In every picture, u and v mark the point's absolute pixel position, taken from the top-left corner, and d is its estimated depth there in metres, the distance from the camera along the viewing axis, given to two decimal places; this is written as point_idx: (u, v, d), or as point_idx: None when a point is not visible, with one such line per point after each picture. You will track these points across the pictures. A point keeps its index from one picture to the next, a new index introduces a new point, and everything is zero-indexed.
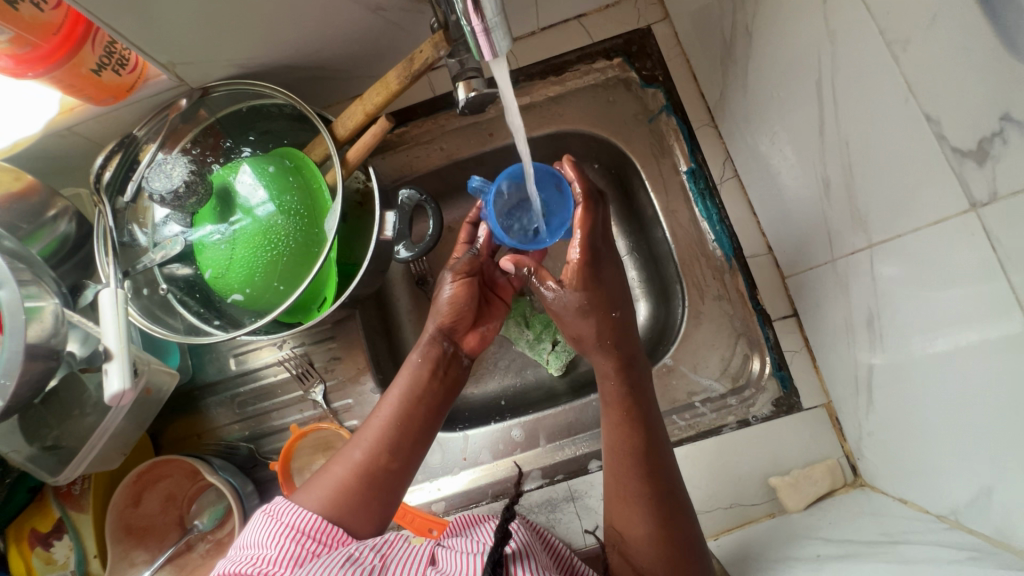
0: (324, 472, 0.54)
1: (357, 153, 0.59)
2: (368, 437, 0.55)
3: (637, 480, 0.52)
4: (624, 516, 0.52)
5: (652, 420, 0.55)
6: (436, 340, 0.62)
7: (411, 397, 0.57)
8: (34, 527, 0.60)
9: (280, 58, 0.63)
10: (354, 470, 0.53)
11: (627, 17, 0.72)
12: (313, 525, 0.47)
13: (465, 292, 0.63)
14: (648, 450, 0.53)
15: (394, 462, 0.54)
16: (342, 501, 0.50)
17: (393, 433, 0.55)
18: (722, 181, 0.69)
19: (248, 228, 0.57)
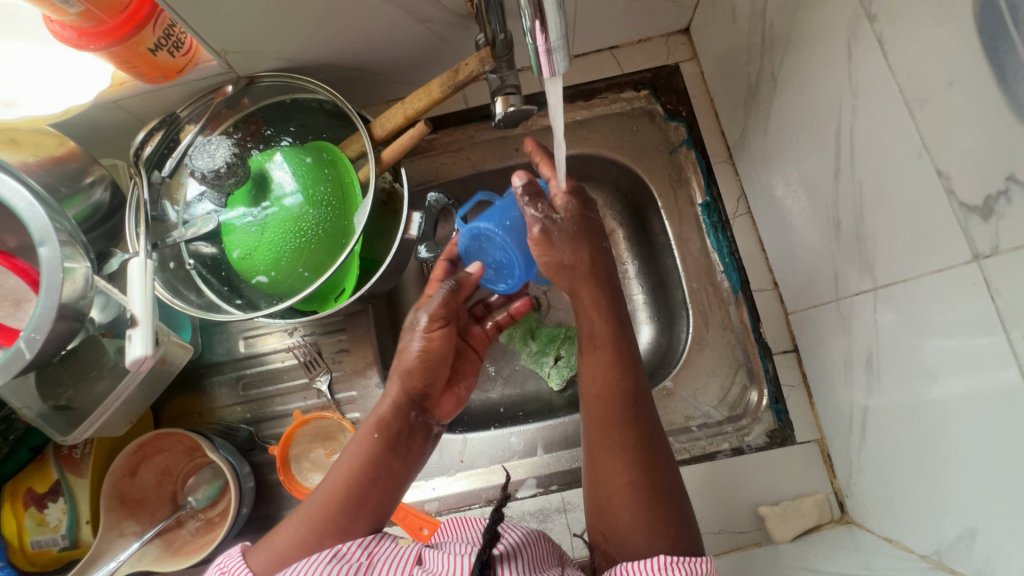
0: (273, 535, 0.52)
1: (393, 154, 0.62)
2: (311, 517, 0.51)
3: (630, 438, 0.53)
4: (608, 480, 0.52)
5: (639, 392, 0.56)
6: (400, 410, 0.57)
7: (361, 469, 0.53)
8: (31, 486, 0.59)
9: (327, 57, 0.66)
10: (299, 546, 0.49)
11: (657, 53, 0.77)
12: None
13: (427, 358, 0.58)
14: (635, 399, 0.55)
15: (342, 542, 0.51)
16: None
17: (342, 503, 0.52)
18: (735, 216, 0.72)
19: (279, 215, 0.59)
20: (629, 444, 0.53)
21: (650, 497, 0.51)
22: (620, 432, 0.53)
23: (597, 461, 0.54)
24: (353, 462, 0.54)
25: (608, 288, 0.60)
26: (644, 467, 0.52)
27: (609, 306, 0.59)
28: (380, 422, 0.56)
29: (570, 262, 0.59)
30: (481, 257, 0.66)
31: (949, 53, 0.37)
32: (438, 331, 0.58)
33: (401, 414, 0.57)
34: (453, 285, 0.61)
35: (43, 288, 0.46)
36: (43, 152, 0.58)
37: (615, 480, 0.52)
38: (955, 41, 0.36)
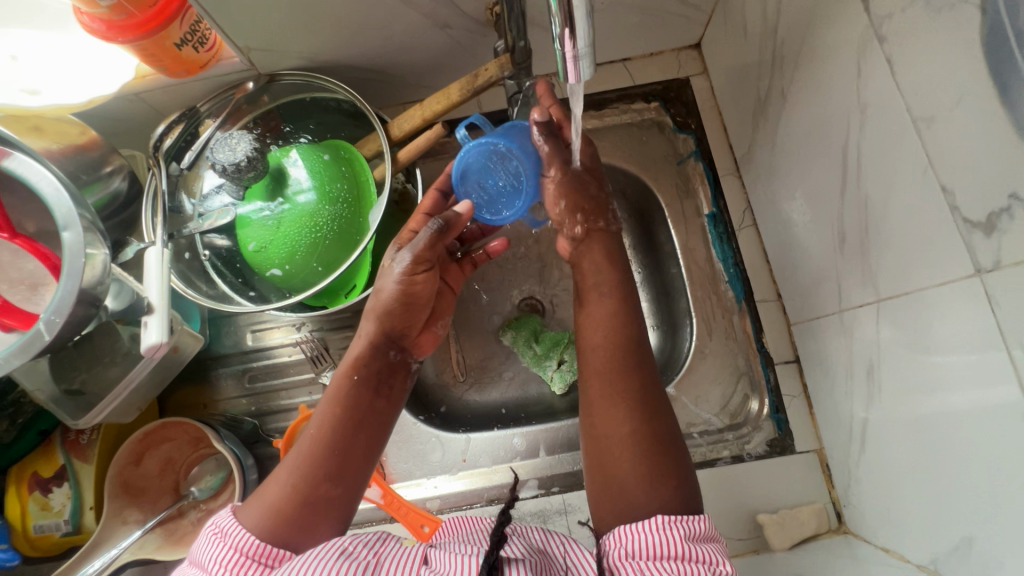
0: (263, 489, 0.51)
1: (409, 154, 0.63)
2: (299, 462, 0.51)
3: (630, 383, 0.53)
4: (607, 432, 0.52)
5: (638, 341, 0.56)
6: (379, 349, 0.58)
7: (345, 408, 0.54)
8: (36, 471, 0.59)
9: (347, 59, 0.67)
10: (292, 490, 0.49)
11: (668, 66, 0.79)
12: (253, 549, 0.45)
13: (405, 300, 0.58)
14: (632, 351, 0.55)
15: (335, 487, 0.50)
16: (283, 519, 0.48)
17: (330, 447, 0.51)
18: (741, 227, 0.73)
19: (295, 209, 0.60)
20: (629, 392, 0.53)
21: (651, 445, 0.50)
22: (625, 376, 0.54)
23: (597, 413, 0.53)
24: (339, 408, 0.54)
25: (607, 238, 0.63)
26: (645, 414, 0.52)
27: (612, 257, 0.62)
28: (364, 365, 0.56)
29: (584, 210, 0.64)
30: (477, 185, 0.62)
31: (957, 73, 0.38)
32: (419, 273, 0.59)
33: (378, 353, 0.58)
34: (442, 225, 0.58)
35: (65, 272, 0.46)
36: (66, 140, 0.59)
37: (618, 430, 0.51)
38: (963, 62, 0.38)
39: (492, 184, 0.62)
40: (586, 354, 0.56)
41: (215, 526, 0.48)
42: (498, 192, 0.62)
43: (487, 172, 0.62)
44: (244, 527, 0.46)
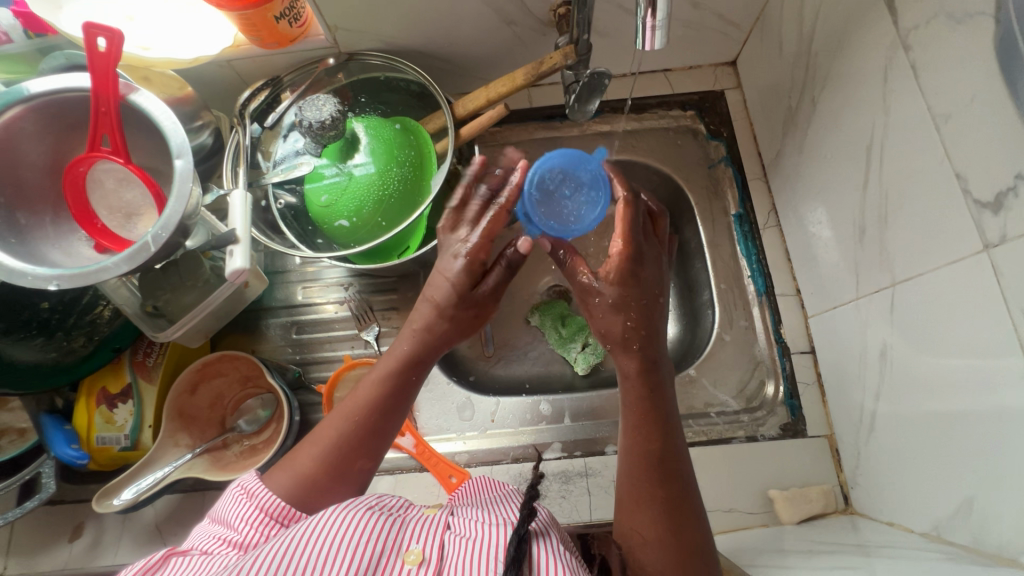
0: (295, 454, 0.56)
1: (471, 131, 0.70)
2: (336, 438, 0.55)
3: (659, 492, 0.53)
4: (637, 534, 0.52)
5: (672, 449, 0.55)
6: (427, 341, 0.61)
7: (387, 395, 0.57)
8: (105, 386, 0.65)
9: (419, 45, 0.75)
10: (323, 466, 0.54)
11: (705, 79, 0.86)
12: (279, 509, 0.50)
13: (455, 318, 0.62)
14: (665, 454, 0.55)
15: (366, 461, 0.55)
16: (310, 489, 0.53)
17: (365, 436, 0.55)
18: (766, 226, 0.79)
19: (366, 170, 0.66)
20: (659, 477, 0.54)
21: (678, 553, 0.50)
22: (656, 485, 0.53)
23: (627, 515, 0.54)
24: (376, 402, 0.57)
25: (651, 338, 0.60)
26: (673, 521, 0.52)
27: (647, 365, 0.58)
28: (405, 371, 0.59)
29: (609, 327, 0.60)
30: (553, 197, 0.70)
31: (972, 76, 0.44)
32: (471, 300, 0.62)
33: (428, 345, 0.61)
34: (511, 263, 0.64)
35: (174, 195, 0.52)
36: (168, 91, 0.67)
37: (646, 532, 0.52)
38: (979, 65, 0.44)
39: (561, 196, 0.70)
40: (626, 461, 0.56)
41: (242, 486, 0.52)
42: (556, 200, 0.70)
43: (567, 182, 0.71)
44: (271, 490, 0.51)
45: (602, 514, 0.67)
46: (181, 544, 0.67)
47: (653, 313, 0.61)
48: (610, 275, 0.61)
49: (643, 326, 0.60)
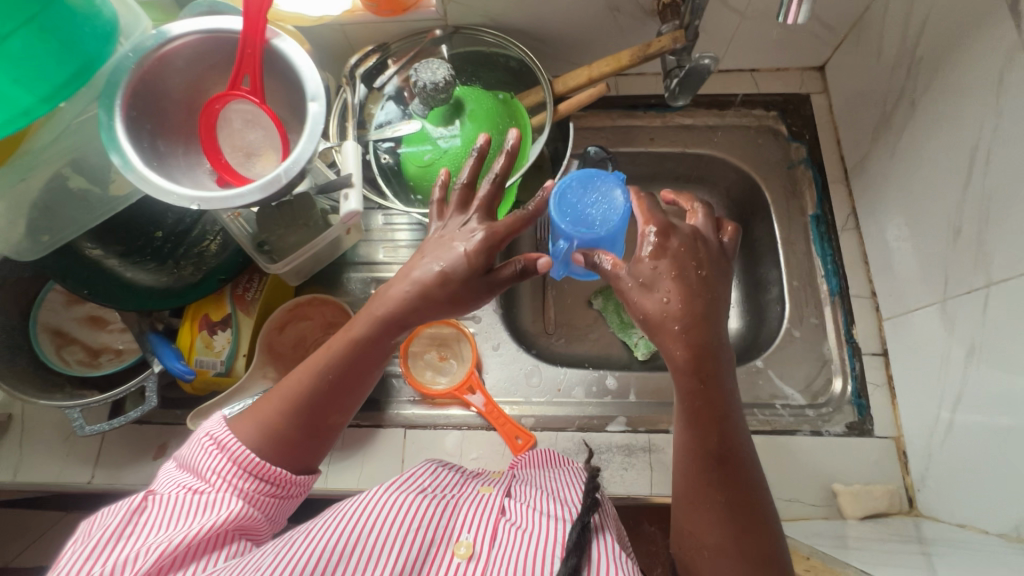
0: (258, 407, 0.56)
1: (570, 107, 0.72)
2: (299, 399, 0.55)
3: (721, 499, 0.51)
4: (699, 539, 0.52)
5: (736, 454, 0.52)
6: (408, 310, 0.53)
7: (355, 361, 0.55)
8: (208, 314, 0.69)
9: (522, 24, 0.78)
10: (283, 424, 0.54)
11: (791, 82, 0.88)
12: (252, 465, 0.53)
13: (452, 299, 0.52)
14: (727, 463, 0.52)
15: (336, 419, 0.56)
16: (276, 445, 0.54)
17: (333, 397, 0.55)
18: (844, 228, 0.80)
19: (468, 134, 0.69)
20: (720, 485, 0.52)
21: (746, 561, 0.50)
22: (717, 493, 0.51)
23: (689, 518, 0.53)
24: (337, 370, 0.55)
25: (713, 328, 0.52)
26: (738, 529, 0.51)
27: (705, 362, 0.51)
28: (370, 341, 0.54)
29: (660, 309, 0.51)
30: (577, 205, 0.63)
31: None
32: (471, 282, 0.52)
33: (407, 312, 0.53)
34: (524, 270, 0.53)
35: (307, 134, 0.56)
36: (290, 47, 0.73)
37: (707, 537, 0.51)
38: None
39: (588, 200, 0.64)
40: (688, 468, 0.53)
41: (213, 436, 0.54)
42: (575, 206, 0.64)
43: (592, 193, 0.65)
44: (243, 443, 0.53)
45: (665, 489, 0.68)
46: None
47: (708, 294, 0.52)
48: (659, 262, 0.52)
49: (701, 309, 0.51)
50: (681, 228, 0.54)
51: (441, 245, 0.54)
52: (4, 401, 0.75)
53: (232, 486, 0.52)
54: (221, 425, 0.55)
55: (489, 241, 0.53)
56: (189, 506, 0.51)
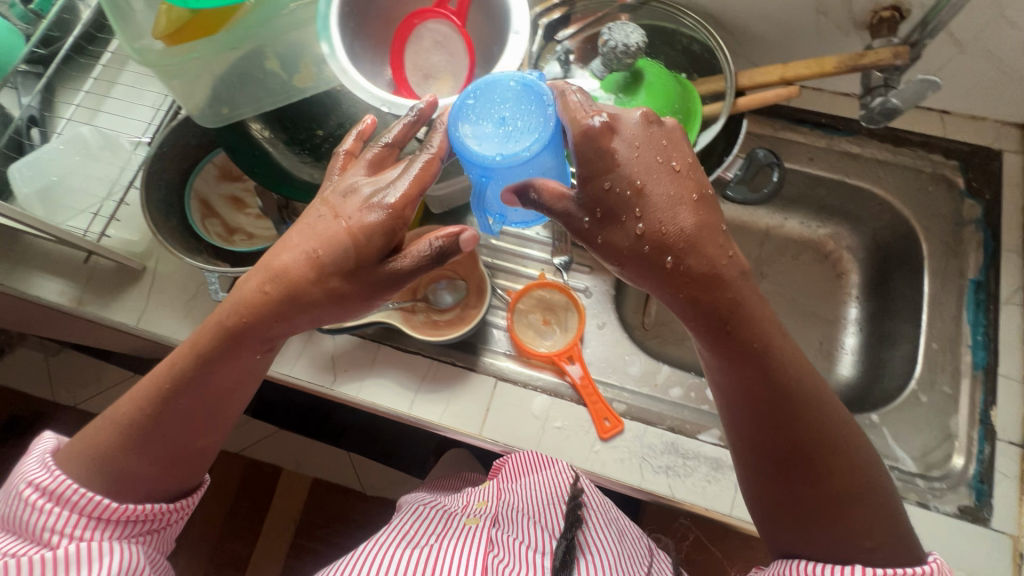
0: (93, 437, 0.56)
1: (750, 104, 0.69)
2: (144, 431, 0.55)
3: (782, 444, 0.52)
4: (773, 485, 0.54)
5: (785, 394, 0.52)
6: (260, 322, 0.54)
7: (200, 377, 0.55)
8: None
9: (715, 9, 0.75)
10: (134, 459, 0.55)
11: (984, 134, 0.80)
12: (92, 511, 0.53)
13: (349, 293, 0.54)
14: (776, 406, 0.52)
15: (205, 438, 0.58)
16: (135, 485, 0.55)
17: (193, 420, 0.56)
18: (1007, 302, 0.73)
19: (641, 107, 0.68)
20: (767, 420, 0.52)
21: (827, 500, 0.51)
22: (772, 438, 0.53)
23: (758, 470, 0.55)
24: (184, 388, 0.55)
25: (723, 242, 0.51)
26: (806, 471, 0.52)
27: (722, 292, 0.50)
28: (221, 352, 0.54)
29: (671, 241, 0.50)
30: (483, 130, 0.55)
31: None
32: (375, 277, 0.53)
33: (253, 329, 0.54)
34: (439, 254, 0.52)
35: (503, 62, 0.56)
36: None
37: (780, 484, 0.53)
38: None
39: (494, 120, 0.56)
40: (738, 426, 0.55)
41: (34, 487, 0.53)
42: (486, 130, 0.55)
43: (502, 106, 0.56)
44: (79, 488, 0.53)
45: (686, 495, 0.66)
46: (350, 380, 0.74)
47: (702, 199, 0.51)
48: (616, 178, 0.51)
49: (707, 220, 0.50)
50: (626, 128, 0.51)
51: (317, 228, 0.54)
52: (146, 251, 0.81)
53: (78, 534, 0.53)
54: (45, 473, 0.54)
55: (386, 225, 0.52)
56: (59, 566, 0.50)
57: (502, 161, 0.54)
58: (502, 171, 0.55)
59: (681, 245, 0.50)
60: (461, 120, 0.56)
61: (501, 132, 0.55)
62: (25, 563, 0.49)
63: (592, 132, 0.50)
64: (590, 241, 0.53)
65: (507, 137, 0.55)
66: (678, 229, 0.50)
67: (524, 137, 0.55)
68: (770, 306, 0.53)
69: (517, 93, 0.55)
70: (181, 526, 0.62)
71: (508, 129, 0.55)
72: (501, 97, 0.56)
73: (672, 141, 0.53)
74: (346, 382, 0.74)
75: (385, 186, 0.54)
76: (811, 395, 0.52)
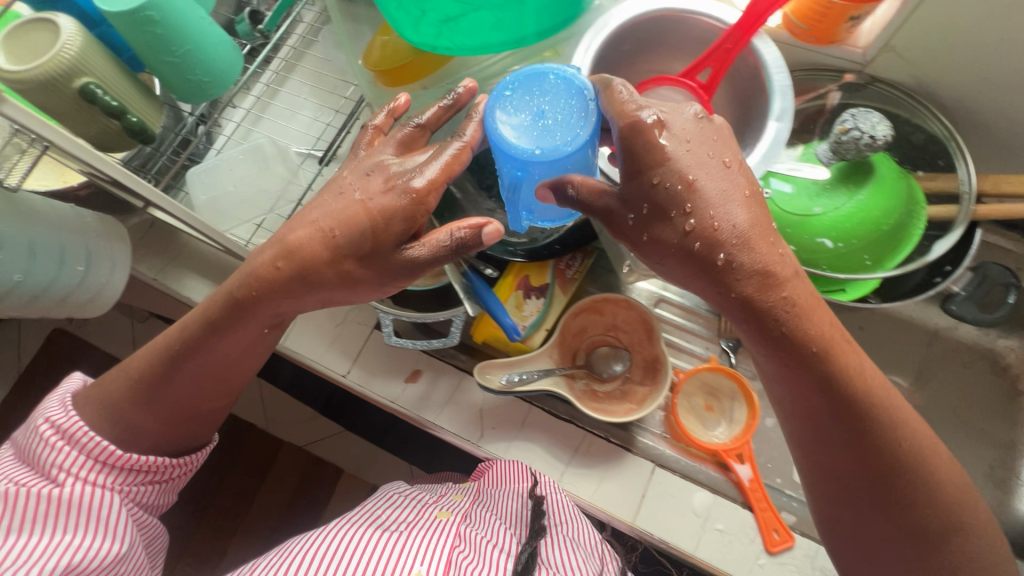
0: (106, 384, 0.59)
1: (992, 213, 0.62)
2: (149, 384, 0.57)
3: (853, 464, 0.50)
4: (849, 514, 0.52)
5: (852, 406, 0.48)
6: (265, 300, 0.54)
7: (207, 339, 0.56)
8: (528, 277, 0.67)
9: (948, 100, 0.69)
10: (137, 406, 0.57)
11: None
12: (100, 454, 0.55)
13: (363, 278, 0.52)
14: (844, 417, 0.49)
15: (207, 398, 0.60)
16: (139, 433, 0.58)
17: (201, 382, 0.58)
18: None
19: (871, 201, 0.62)
20: (838, 444, 0.50)
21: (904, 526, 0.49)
22: (843, 455, 0.50)
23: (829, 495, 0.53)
24: (188, 349, 0.56)
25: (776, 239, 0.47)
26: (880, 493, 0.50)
27: (775, 284, 0.45)
28: (224, 322, 0.55)
29: (717, 231, 0.46)
30: (521, 125, 0.51)
31: None
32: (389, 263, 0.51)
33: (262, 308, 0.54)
34: (458, 242, 0.49)
35: (761, 149, 0.51)
36: None
37: (854, 513, 0.52)
38: None
39: (533, 114, 0.51)
40: (810, 443, 0.52)
41: (52, 425, 0.56)
42: (523, 123, 0.51)
43: (541, 98, 0.52)
44: (88, 431, 0.56)
45: None
46: (499, 440, 0.70)
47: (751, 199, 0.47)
48: (667, 172, 0.47)
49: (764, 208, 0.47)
50: (678, 124, 0.48)
51: (332, 209, 0.52)
52: None
53: (84, 476, 0.54)
54: (62, 411, 0.57)
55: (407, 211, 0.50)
56: (56, 508, 0.52)
57: (540, 156, 0.50)
58: (540, 167, 0.51)
59: (734, 242, 0.46)
60: (498, 111, 0.52)
61: (536, 126, 0.51)
62: (29, 496, 0.51)
63: (632, 125, 0.47)
64: (636, 241, 0.50)
65: (545, 131, 0.51)
66: (723, 222, 0.46)
67: (564, 132, 0.51)
68: (830, 308, 0.48)
69: (554, 85, 0.52)
70: (187, 481, 0.65)
71: (546, 122, 0.51)
72: (538, 87, 0.52)
73: (715, 137, 0.49)
74: (493, 441, 0.70)
75: (411, 168, 0.52)
76: (877, 411, 0.48)
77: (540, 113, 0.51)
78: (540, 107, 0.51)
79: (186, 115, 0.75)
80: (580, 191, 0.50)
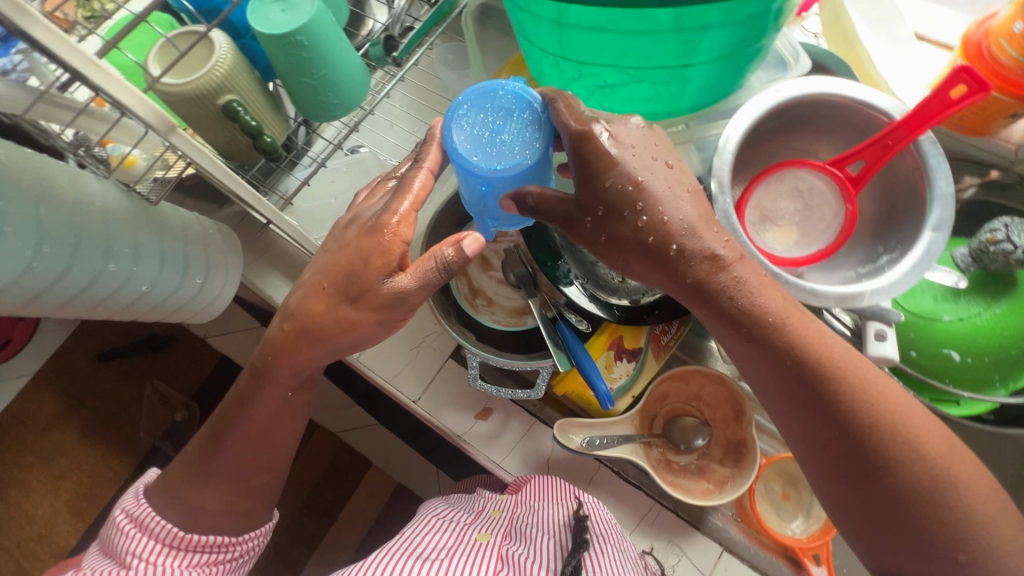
0: (174, 475, 0.63)
1: None
2: (203, 469, 0.60)
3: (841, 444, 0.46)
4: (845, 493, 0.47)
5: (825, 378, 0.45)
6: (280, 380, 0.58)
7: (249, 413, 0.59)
8: (623, 338, 0.66)
9: None
10: (202, 489, 0.60)
11: None
12: (169, 540, 0.57)
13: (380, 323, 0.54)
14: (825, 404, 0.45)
15: (264, 474, 0.62)
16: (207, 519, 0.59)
17: (254, 460, 0.61)
18: None
19: (1009, 317, 0.57)
20: (814, 420, 0.46)
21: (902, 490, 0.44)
22: (828, 429, 0.46)
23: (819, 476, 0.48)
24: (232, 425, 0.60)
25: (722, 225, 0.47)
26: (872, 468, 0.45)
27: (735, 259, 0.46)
28: (250, 389, 0.59)
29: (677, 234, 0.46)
30: (474, 139, 0.50)
31: None
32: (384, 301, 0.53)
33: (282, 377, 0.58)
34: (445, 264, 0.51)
35: (912, 258, 0.48)
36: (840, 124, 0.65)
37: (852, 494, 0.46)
38: None
39: (490, 132, 0.50)
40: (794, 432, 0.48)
41: (127, 518, 0.59)
42: (482, 140, 0.50)
43: (495, 114, 0.51)
44: (159, 521, 0.58)
45: None
46: None
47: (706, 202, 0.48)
48: (616, 176, 0.46)
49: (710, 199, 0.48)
50: (622, 133, 0.47)
51: (322, 261, 0.56)
52: None
53: (156, 562, 0.56)
54: (134, 504, 0.61)
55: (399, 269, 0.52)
56: None
57: (501, 171, 0.49)
58: (502, 181, 0.50)
59: (683, 232, 0.46)
60: (453, 130, 0.51)
61: (488, 139, 0.50)
62: None
63: (578, 134, 0.46)
64: (594, 243, 0.49)
65: (502, 147, 0.50)
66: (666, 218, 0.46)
67: (522, 147, 0.50)
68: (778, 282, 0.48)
69: (507, 100, 0.51)
70: (255, 560, 0.65)
71: (502, 139, 0.50)
72: (491, 100, 0.51)
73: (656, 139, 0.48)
74: None
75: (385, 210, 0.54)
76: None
77: (492, 128, 0.50)
78: (493, 123, 0.51)
79: (289, 119, 0.66)
80: (540, 203, 0.49)
